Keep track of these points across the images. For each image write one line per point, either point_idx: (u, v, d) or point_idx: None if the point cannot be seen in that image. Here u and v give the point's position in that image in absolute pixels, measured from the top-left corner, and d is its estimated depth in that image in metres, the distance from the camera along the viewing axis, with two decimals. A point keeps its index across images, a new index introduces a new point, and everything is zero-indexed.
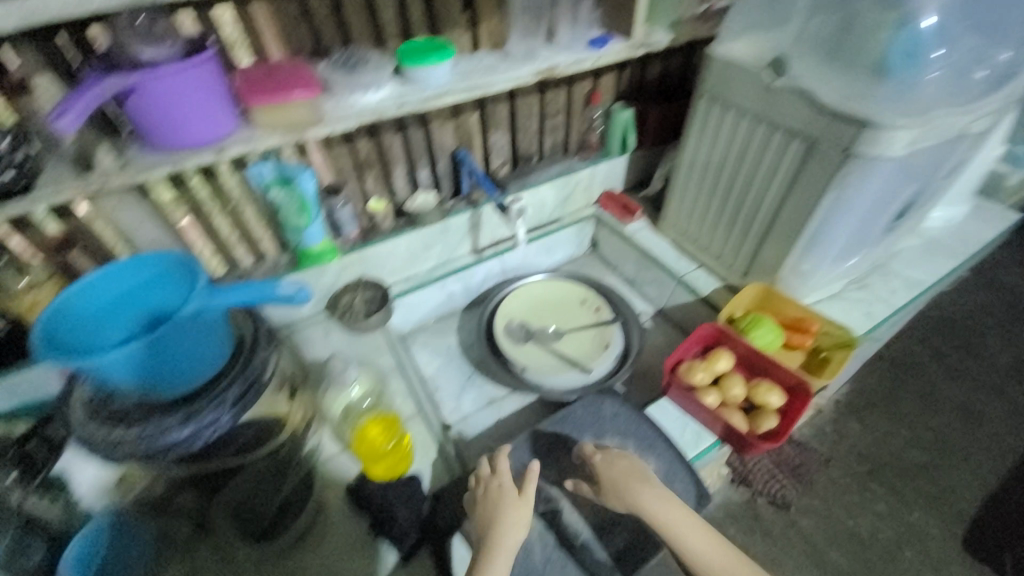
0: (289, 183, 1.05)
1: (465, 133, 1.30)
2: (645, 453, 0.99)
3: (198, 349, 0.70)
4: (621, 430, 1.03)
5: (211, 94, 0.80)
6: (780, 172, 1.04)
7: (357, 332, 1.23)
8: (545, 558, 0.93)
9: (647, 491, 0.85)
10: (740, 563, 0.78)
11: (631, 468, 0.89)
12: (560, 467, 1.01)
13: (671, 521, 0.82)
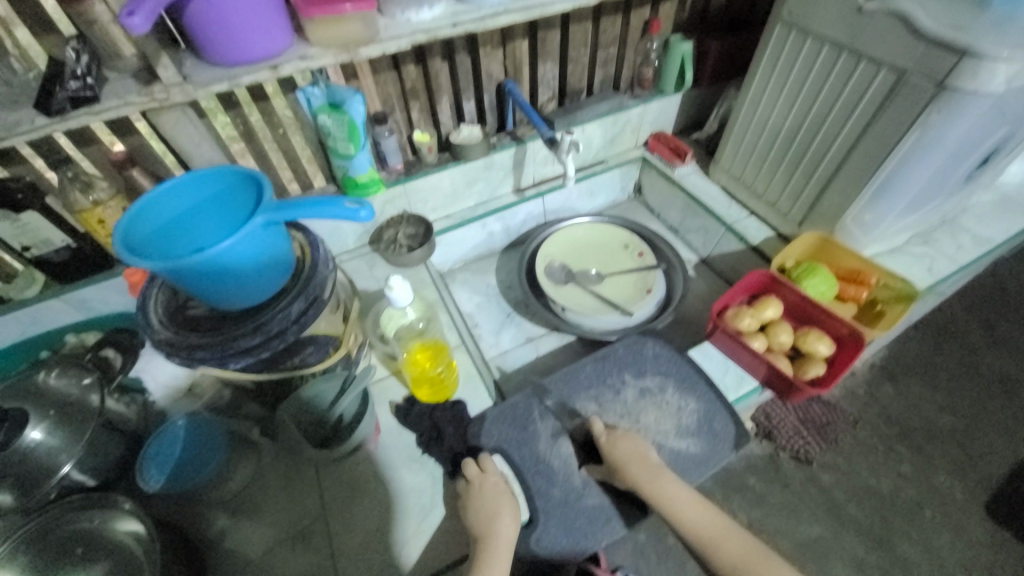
0: (338, 108, 1.03)
1: (514, 63, 1.25)
2: (685, 393, 1.01)
3: (265, 261, 0.73)
4: (661, 371, 1.04)
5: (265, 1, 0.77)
6: (857, 110, 0.97)
7: (400, 266, 1.24)
8: (582, 481, 0.95)
9: (646, 478, 0.86)
10: (730, 537, 0.82)
11: (636, 455, 0.88)
12: (600, 400, 1.02)
13: (667, 496, 0.85)
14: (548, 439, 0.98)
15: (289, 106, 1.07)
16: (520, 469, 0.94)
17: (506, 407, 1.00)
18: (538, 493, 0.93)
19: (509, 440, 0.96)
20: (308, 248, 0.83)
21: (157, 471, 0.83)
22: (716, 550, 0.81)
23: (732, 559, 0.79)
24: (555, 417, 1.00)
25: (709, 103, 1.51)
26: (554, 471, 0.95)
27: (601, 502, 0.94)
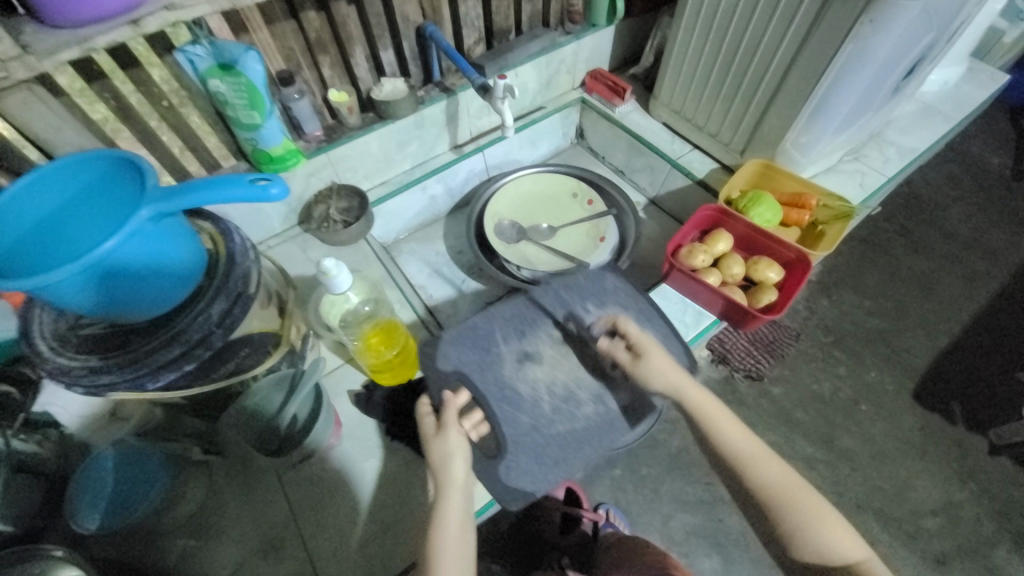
0: (230, 69, 0.87)
1: (432, 2, 1.11)
2: (645, 318, 0.99)
3: (164, 262, 0.62)
4: (621, 298, 1.02)
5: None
6: (791, 29, 0.94)
7: (338, 245, 1.15)
8: (551, 408, 0.92)
9: (686, 384, 0.85)
10: (765, 456, 0.80)
11: (670, 361, 0.86)
12: (565, 326, 0.99)
13: (712, 413, 0.82)
14: (516, 368, 0.94)
15: (171, 72, 0.90)
16: (484, 398, 0.91)
17: (464, 332, 0.97)
18: (507, 423, 0.90)
19: (470, 366, 0.93)
20: (221, 238, 0.72)
21: (91, 512, 0.76)
22: (756, 470, 0.78)
23: (772, 481, 0.78)
24: (519, 343, 0.97)
25: (642, 34, 1.45)
26: (522, 398, 0.92)
27: (573, 426, 0.92)
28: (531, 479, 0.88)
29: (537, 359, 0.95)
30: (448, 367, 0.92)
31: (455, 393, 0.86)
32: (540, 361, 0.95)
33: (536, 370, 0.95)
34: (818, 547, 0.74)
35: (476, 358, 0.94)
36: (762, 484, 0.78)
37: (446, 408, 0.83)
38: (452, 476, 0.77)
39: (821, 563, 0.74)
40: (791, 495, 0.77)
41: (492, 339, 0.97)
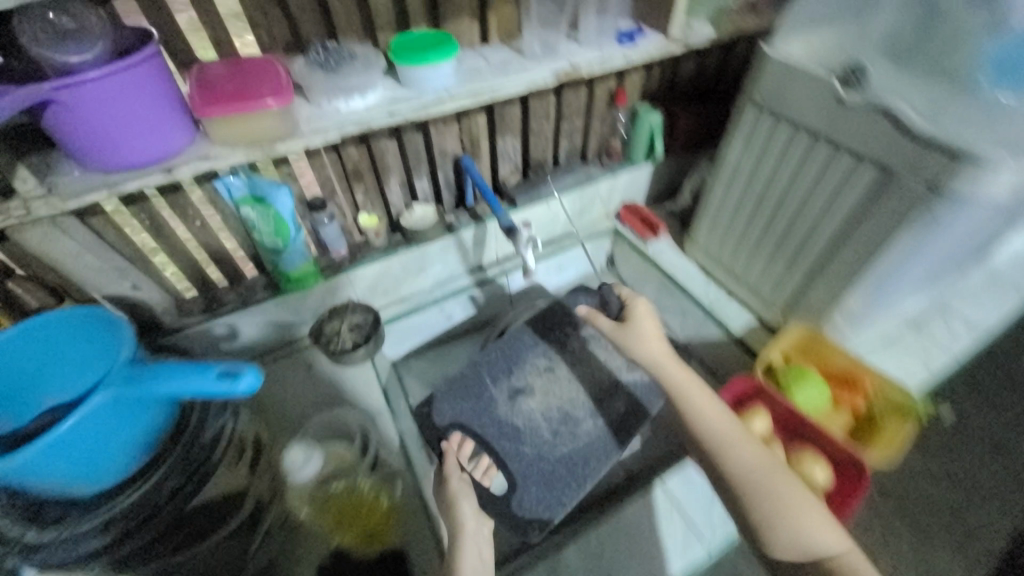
0: (261, 202, 0.90)
1: (471, 137, 1.14)
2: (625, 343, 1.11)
3: (121, 439, 0.65)
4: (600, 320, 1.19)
5: (153, 104, 0.65)
6: (842, 204, 0.88)
7: (344, 367, 1.11)
8: (552, 432, 1.01)
9: (669, 358, 0.91)
10: (739, 437, 0.82)
11: (656, 329, 0.97)
12: (552, 355, 1.10)
13: (695, 397, 0.86)
14: (508, 403, 1.03)
15: (206, 197, 0.92)
16: (485, 440, 0.99)
17: (455, 382, 1.05)
18: (512, 457, 0.98)
19: (464, 413, 1.01)
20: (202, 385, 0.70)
21: None
22: (734, 455, 0.80)
23: (746, 466, 0.78)
24: (508, 380, 1.06)
25: (682, 171, 1.43)
26: (520, 430, 1.00)
27: (575, 450, 0.99)
28: (542, 504, 0.94)
29: (528, 390, 1.05)
30: (442, 420, 1.00)
31: (454, 440, 0.96)
32: (533, 394, 1.04)
33: (528, 401, 1.04)
34: (791, 533, 0.72)
35: (469, 400, 1.03)
36: (743, 471, 0.78)
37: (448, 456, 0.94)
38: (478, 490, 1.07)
39: (794, 547, 0.72)
40: (768, 484, 0.76)
41: (492, 359, 1.08)
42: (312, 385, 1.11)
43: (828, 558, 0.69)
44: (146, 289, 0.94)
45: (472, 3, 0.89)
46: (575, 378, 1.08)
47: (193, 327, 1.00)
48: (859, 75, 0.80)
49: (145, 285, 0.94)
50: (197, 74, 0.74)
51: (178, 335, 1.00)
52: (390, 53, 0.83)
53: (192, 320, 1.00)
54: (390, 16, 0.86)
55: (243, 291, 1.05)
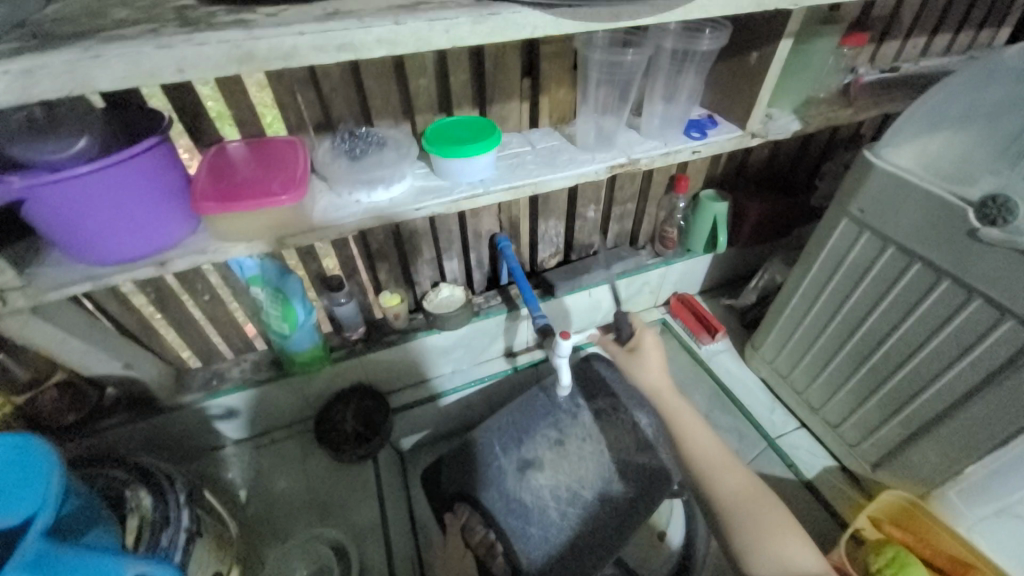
0: (268, 288, 0.84)
1: (510, 219, 1.03)
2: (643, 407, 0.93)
3: None
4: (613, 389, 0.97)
5: (138, 204, 0.58)
6: (967, 357, 0.69)
7: (343, 465, 1.01)
8: (560, 514, 0.85)
9: (669, 391, 0.81)
10: (731, 465, 0.73)
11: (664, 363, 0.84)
12: (560, 426, 0.94)
13: (690, 428, 0.77)
14: (515, 484, 0.88)
15: (216, 273, 0.86)
16: (490, 516, 0.85)
17: (465, 448, 0.95)
18: (517, 538, 0.83)
19: (471, 484, 0.90)
20: (150, 525, 0.57)
21: None
22: (714, 480, 0.72)
23: (730, 495, 0.70)
24: (518, 451, 0.92)
25: (745, 264, 1.26)
26: (529, 509, 0.86)
27: (583, 536, 0.84)
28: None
29: (540, 463, 0.90)
30: (450, 488, 0.91)
31: (462, 513, 0.87)
32: (543, 468, 0.89)
33: (539, 477, 0.89)
34: (778, 554, 0.65)
35: (477, 468, 0.91)
36: (723, 499, 0.70)
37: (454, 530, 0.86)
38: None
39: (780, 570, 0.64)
40: (753, 509, 0.68)
41: (508, 424, 0.96)
42: (305, 478, 1.00)
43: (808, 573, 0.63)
44: (142, 365, 0.86)
45: (523, 88, 0.82)
46: (587, 464, 0.89)
47: (187, 407, 0.91)
48: (1004, 207, 0.61)
49: (142, 361, 0.86)
50: (216, 156, 0.69)
51: (169, 414, 0.90)
52: (423, 140, 0.75)
53: (187, 398, 0.91)
54: (432, 99, 0.78)
55: (246, 369, 0.96)
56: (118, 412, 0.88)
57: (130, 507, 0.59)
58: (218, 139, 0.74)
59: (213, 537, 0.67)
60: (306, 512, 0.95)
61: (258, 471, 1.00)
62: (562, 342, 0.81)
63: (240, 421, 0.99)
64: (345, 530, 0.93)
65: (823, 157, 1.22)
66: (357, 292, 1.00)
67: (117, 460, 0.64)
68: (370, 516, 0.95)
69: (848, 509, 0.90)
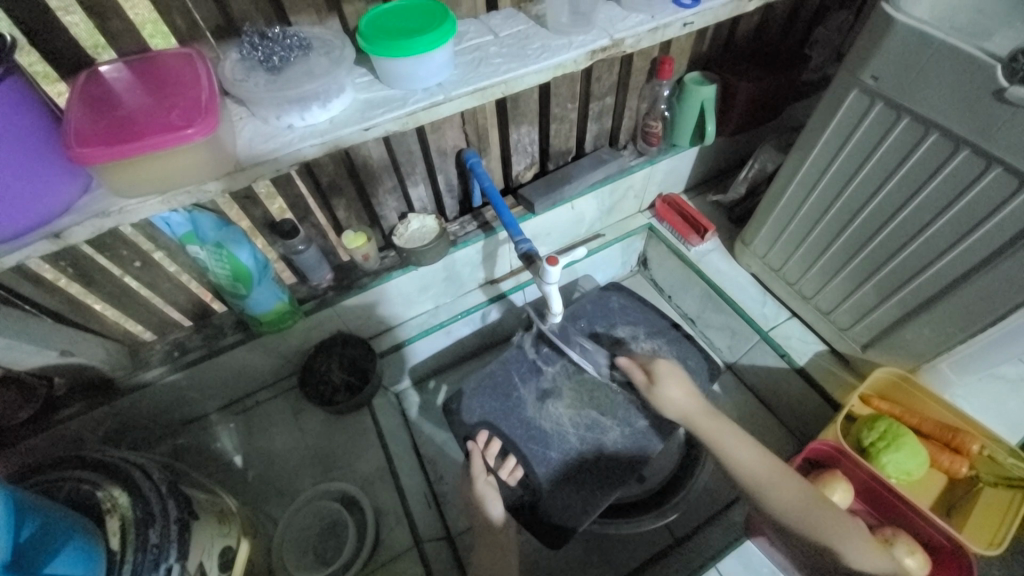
0: (208, 244, 0.71)
1: (477, 132, 0.89)
2: (654, 335, 0.94)
3: None
4: (629, 319, 0.97)
5: (2, 166, 0.45)
6: (974, 233, 0.66)
7: (338, 417, 0.98)
8: (578, 439, 0.82)
9: (706, 416, 0.74)
10: (784, 477, 0.68)
11: (689, 390, 0.76)
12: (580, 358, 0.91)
13: (728, 442, 0.71)
14: (537, 414, 0.85)
15: (141, 230, 0.73)
16: (511, 442, 0.82)
17: (483, 377, 0.90)
18: (537, 461, 0.81)
19: (494, 412, 0.86)
20: (134, 525, 0.53)
21: None
22: (772, 497, 0.67)
23: (789, 512, 0.66)
24: (537, 381, 0.89)
25: (731, 154, 1.18)
26: (549, 435, 0.83)
27: (605, 458, 0.80)
28: (574, 508, 0.75)
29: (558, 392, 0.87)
30: (471, 418, 0.85)
31: (482, 438, 0.83)
32: (561, 396, 0.87)
33: (558, 405, 0.86)
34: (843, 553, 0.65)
35: (496, 399, 0.87)
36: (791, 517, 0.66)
37: (474, 458, 0.82)
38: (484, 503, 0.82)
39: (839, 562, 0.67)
40: (816, 522, 0.65)
41: (533, 362, 0.91)
42: (301, 433, 0.96)
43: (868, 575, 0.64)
44: (83, 349, 0.76)
45: None
46: (583, 380, 0.89)
47: (152, 385, 0.83)
48: None
49: (81, 344, 0.76)
50: (88, 83, 0.53)
51: (134, 395, 0.83)
52: (358, 38, 0.60)
53: (149, 375, 0.83)
54: None
55: (207, 335, 0.87)
56: (73, 400, 0.79)
57: (106, 509, 0.54)
58: (89, 63, 0.57)
59: (212, 516, 0.64)
60: (309, 468, 0.93)
61: (250, 435, 0.96)
62: (551, 269, 0.74)
63: (215, 390, 0.92)
64: (350, 481, 0.92)
65: (816, 20, 1.07)
66: (314, 235, 0.88)
67: (77, 462, 0.58)
68: (373, 464, 0.94)
69: (839, 389, 0.93)
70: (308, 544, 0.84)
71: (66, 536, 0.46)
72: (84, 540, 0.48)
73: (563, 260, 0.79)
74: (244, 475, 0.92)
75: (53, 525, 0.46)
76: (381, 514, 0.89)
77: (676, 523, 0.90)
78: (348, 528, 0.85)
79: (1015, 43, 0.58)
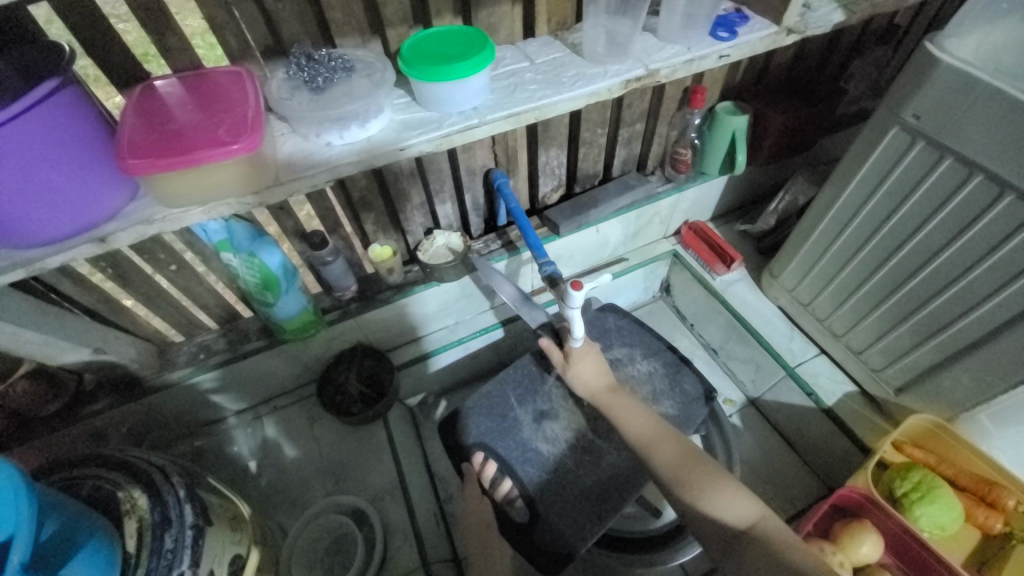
0: (241, 252, 0.73)
1: (507, 153, 0.90)
2: (651, 357, 0.93)
3: None
4: (624, 340, 0.96)
5: (57, 173, 0.47)
6: (1023, 280, 0.63)
7: (352, 428, 0.98)
8: (575, 462, 0.81)
9: (607, 390, 0.78)
10: (662, 437, 0.70)
11: (597, 368, 0.80)
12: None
13: (621, 412, 0.75)
14: (533, 437, 0.84)
15: (178, 236, 0.75)
16: (523, 466, 0.81)
17: (480, 397, 0.88)
18: (536, 485, 0.79)
19: (489, 432, 0.84)
20: (151, 529, 0.54)
21: None
22: (655, 454, 0.69)
23: (667, 471, 0.67)
24: (533, 402, 0.87)
25: (761, 183, 1.16)
26: (545, 457, 0.82)
27: (599, 481, 0.79)
28: (571, 533, 0.74)
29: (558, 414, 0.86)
30: (468, 439, 0.84)
31: (477, 460, 0.82)
32: (560, 420, 0.85)
33: (556, 428, 0.85)
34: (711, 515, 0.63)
35: (489, 417, 0.86)
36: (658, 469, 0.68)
37: (470, 480, 0.81)
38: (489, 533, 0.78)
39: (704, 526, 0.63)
40: (687, 475, 0.66)
41: (530, 381, 0.90)
42: (315, 442, 0.97)
43: (735, 533, 0.60)
44: (116, 347, 0.78)
45: None
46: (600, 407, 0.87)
47: (175, 386, 0.85)
48: None
49: (114, 342, 0.78)
50: (144, 97, 0.56)
51: (158, 394, 0.85)
52: (399, 62, 0.61)
53: (174, 375, 0.85)
54: (404, 7, 0.63)
55: (232, 340, 0.89)
56: (100, 396, 0.82)
57: (125, 510, 0.55)
58: (145, 78, 0.60)
59: (225, 522, 0.64)
60: (320, 477, 0.94)
61: (266, 440, 0.97)
62: (574, 293, 0.73)
63: (235, 394, 0.94)
64: (361, 494, 0.92)
65: (853, 53, 1.06)
66: (342, 247, 0.90)
67: (100, 460, 0.60)
68: (385, 478, 0.93)
69: (869, 433, 0.89)
70: (315, 557, 0.84)
71: (86, 535, 0.48)
72: (103, 540, 0.49)
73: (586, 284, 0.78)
74: (257, 480, 0.93)
75: (71, 528, 0.46)
76: (389, 531, 0.88)
77: (692, 564, 0.86)
78: (356, 544, 0.84)
79: None
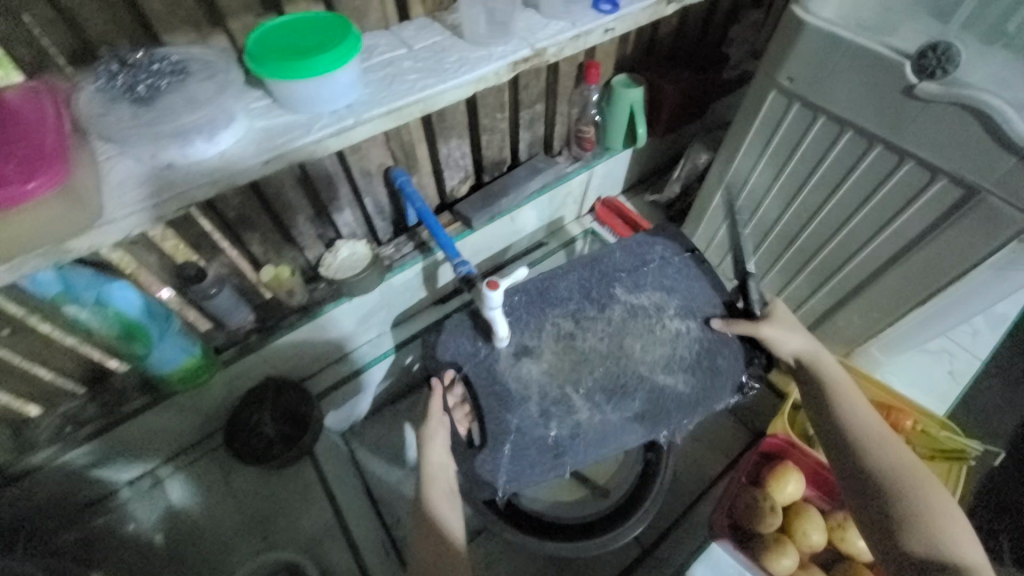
0: (86, 304, 0.62)
1: (404, 148, 0.83)
2: (685, 314, 0.76)
3: None
4: (663, 285, 0.78)
5: None
6: (893, 223, 0.69)
7: (276, 470, 0.88)
8: (539, 410, 0.69)
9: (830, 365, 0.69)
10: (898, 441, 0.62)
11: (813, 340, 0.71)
12: (580, 318, 0.76)
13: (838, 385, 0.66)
14: (510, 371, 0.72)
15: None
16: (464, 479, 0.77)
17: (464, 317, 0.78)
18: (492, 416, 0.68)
19: (466, 355, 0.74)
20: None
21: None
22: (887, 447, 0.60)
23: (896, 469, 0.58)
24: (518, 336, 0.75)
25: (664, 152, 1.19)
26: (514, 397, 0.70)
27: (565, 435, 0.67)
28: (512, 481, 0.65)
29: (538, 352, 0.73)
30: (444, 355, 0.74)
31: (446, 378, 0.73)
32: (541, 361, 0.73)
33: (537, 368, 0.72)
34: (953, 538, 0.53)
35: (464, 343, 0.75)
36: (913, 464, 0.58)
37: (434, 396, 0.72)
38: (435, 474, 0.68)
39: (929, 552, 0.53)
40: (920, 480, 0.57)
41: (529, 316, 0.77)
42: (232, 498, 0.86)
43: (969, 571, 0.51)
44: None
45: None
46: None
47: (39, 469, 0.72)
48: (943, 57, 0.56)
49: None
50: None
51: (18, 485, 0.70)
52: (246, 59, 0.52)
53: (37, 458, 0.72)
54: None
55: (106, 403, 0.75)
56: None
57: None
58: None
59: None
60: (246, 533, 0.84)
61: (173, 507, 0.84)
62: (490, 294, 0.67)
63: (123, 461, 0.81)
64: (292, 546, 0.83)
65: (730, 19, 1.10)
66: (225, 275, 0.78)
67: None
68: (320, 520, 0.86)
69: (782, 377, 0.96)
70: None
71: None
72: None
73: (504, 280, 0.72)
74: (168, 554, 0.81)
75: None
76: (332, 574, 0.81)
77: (644, 532, 0.88)
78: None
79: (917, 40, 0.60)
